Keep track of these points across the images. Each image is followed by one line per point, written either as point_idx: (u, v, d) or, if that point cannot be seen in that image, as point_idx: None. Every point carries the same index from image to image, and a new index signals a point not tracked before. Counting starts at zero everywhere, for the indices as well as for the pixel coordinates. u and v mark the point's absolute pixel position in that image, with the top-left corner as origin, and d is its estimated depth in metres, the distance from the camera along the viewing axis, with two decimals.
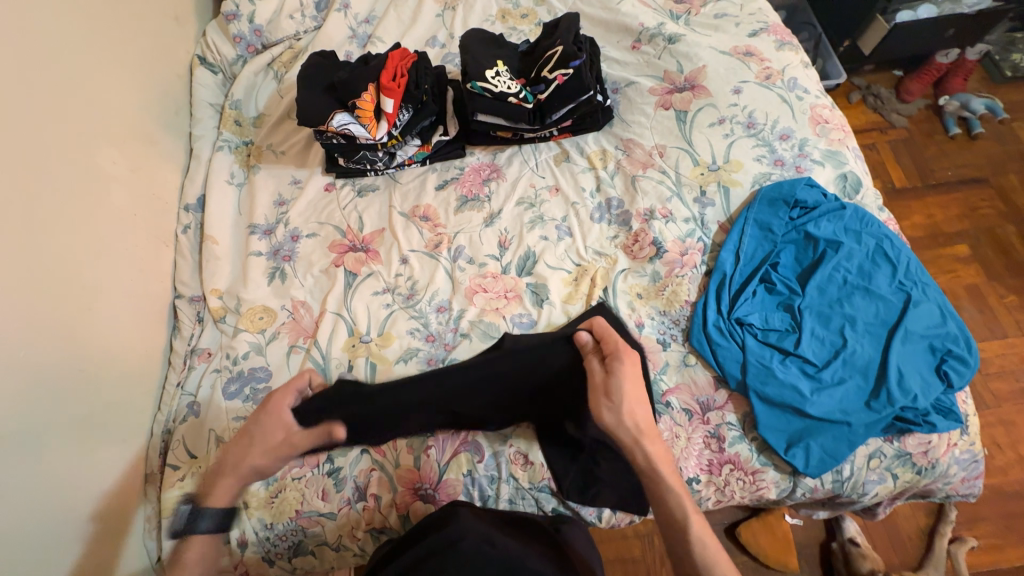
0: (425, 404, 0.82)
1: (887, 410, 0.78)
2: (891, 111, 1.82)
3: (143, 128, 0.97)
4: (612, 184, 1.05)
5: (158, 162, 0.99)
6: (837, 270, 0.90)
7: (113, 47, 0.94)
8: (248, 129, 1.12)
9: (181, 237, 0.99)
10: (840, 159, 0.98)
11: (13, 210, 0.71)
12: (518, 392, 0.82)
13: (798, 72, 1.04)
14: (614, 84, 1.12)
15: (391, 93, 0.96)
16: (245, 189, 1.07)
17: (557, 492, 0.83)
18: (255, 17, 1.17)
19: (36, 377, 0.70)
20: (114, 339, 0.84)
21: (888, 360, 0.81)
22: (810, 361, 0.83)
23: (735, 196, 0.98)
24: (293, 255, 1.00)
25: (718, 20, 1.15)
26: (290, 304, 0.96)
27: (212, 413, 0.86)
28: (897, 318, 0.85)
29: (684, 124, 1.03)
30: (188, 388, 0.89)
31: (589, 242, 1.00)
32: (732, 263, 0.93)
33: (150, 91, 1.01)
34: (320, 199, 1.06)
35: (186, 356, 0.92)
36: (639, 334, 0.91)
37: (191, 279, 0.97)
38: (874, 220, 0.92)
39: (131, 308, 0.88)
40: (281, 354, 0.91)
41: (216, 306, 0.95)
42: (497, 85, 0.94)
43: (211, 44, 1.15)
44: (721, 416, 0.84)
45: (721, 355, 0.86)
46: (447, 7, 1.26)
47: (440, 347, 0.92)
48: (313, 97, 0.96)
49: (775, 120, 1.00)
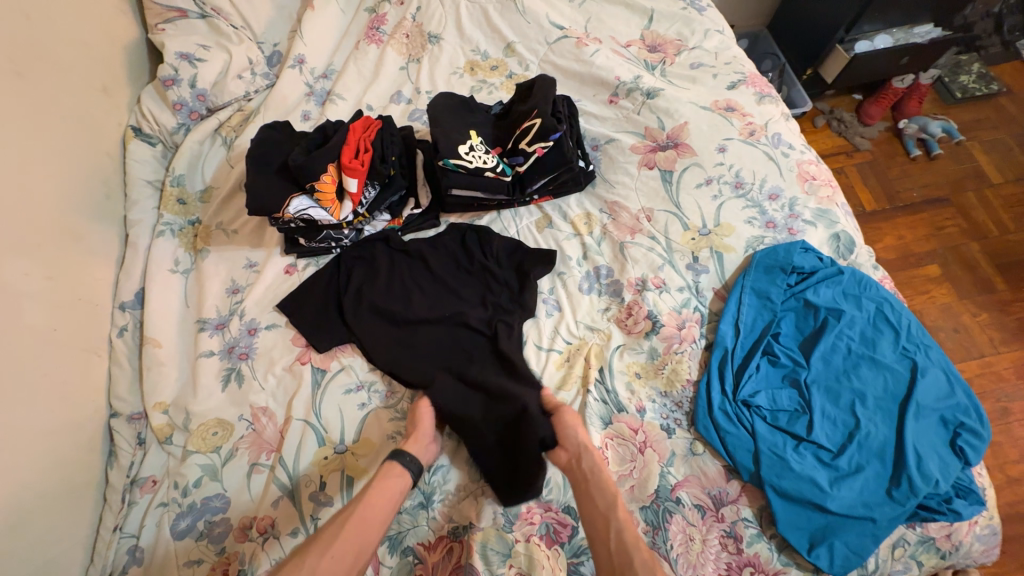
0: (382, 314, 0.91)
1: (911, 501, 0.73)
2: (854, 134, 1.85)
3: (65, 222, 0.84)
4: (599, 251, 0.98)
5: (84, 260, 0.86)
6: (841, 339, 0.85)
7: (22, 132, 0.81)
8: (194, 206, 1.01)
9: (116, 342, 0.87)
10: (831, 217, 0.95)
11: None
12: (467, 301, 0.94)
13: (780, 126, 1.02)
14: (593, 141, 1.07)
15: (354, 173, 0.86)
16: (192, 276, 0.95)
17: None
18: (198, 80, 1.04)
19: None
20: (27, 492, 0.69)
21: (905, 441, 0.76)
22: (825, 447, 0.78)
23: (729, 261, 0.93)
24: (251, 353, 0.89)
25: (694, 71, 1.12)
26: (249, 413, 0.84)
27: (161, 557, 0.73)
28: (906, 391, 0.81)
29: (670, 185, 0.98)
30: (129, 529, 0.76)
31: (579, 316, 0.93)
32: (732, 336, 0.87)
33: (74, 178, 0.88)
34: (279, 284, 0.95)
35: (125, 490, 0.78)
36: (641, 421, 0.84)
37: (130, 392, 0.85)
38: (872, 282, 0.89)
39: (52, 445, 0.74)
40: (240, 477, 0.79)
41: (161, 425, 0.83)
42: (472, 161, 0.88)
43: (148, 112, 1.03)
44: (736, 512, 0.78)
45: (730, 444, 0.80)
46: (412, 60, 1.19)
47: (410, 350, 0.89)
48: (266, 181, 0.85)
49: (763, 179, 0.97)
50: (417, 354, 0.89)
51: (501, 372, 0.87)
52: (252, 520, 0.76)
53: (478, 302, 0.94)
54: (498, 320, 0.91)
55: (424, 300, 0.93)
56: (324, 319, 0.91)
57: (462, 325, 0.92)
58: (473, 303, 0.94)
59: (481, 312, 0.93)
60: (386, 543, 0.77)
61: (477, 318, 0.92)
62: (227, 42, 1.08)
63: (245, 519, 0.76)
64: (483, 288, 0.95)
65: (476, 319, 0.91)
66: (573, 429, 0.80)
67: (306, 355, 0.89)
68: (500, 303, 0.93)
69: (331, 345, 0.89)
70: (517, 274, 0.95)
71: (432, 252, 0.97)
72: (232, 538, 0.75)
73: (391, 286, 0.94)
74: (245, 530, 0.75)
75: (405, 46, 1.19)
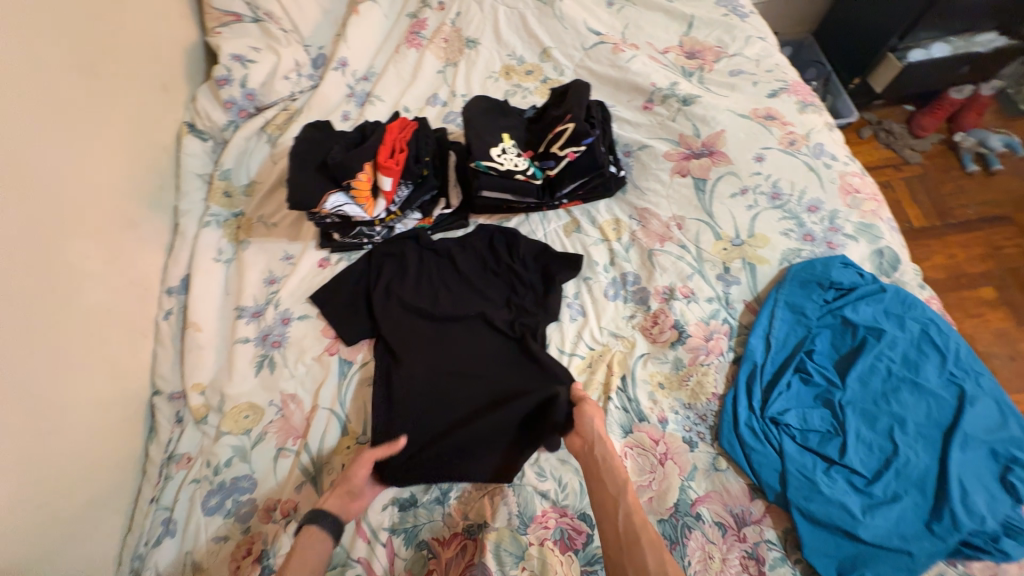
0: (409, 310, 0.94)
1: (953, 537, 0.68)
2: (904, 147, 1.76)
3: (124, 210, 0.91)
4: (627, 257, 0.97)
5: (138, 247, 0.92)
6: (881, 360, 0.81)
7: (92, 126, 0.87)
8: (238, 199, 1.07)
9: (162, 324, 0.92)
10: (875, 232, 0.91)
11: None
12: (493, 300, 0.95)
13: (823, 136, 0.98)
14: (625, 146, 1.06)
15: (389, 172, 0.89)
16: (234, 266, 1.00)
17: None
18: (248, 80, 1.10)
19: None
20: (77, 459, 0.74)
21: (948, 472, 0.72)
22: (858, 472, 0.74)
23: (763, 274, 0.90)
24: (283, 341, 0.92)
25: (733, 78, 1.09)
26: (279, 399, 0.87)
27: (192, 531, 0.77)
28: (951, 419, 0.76)
29: (703, 193, 0.97)
30: (164, 502, 0.80)
31: (604, 322, 0.93)
32: (762, 351, 0.85)
33: (134, 170, 0.95)
34: (313, 277, 0.98)
35: (162, 465, 0.83)
36: (662, 432, 0.83)
37: (172, 373, 0.90)
38: (917, 302, 0.85)
39: (100, 418, 0.79)
40: (267, 460, 0.82)
41: (197, 405, 0.87)
42: (504, 163, 0.89)
43: (201, 110, 1.09)
44: (759, 533, 0.75)
45: (756, 462, 0.77)
46: (449, 63, 1.22)
47: (434, 347, 0.91)
48: (306, 178, 0.89)
49: (802, 190, 0.93)
50: (441, 351, 0.91)
51: (528, 372, 0.88)
52: (277, 502, 0.79)
53: (503, 303, 0.95)
54: (522, 323, 0.92)
55: (451, 298, 0.95)
56: (354, 313, 0.94)
57: (486, 326, 0.93)
58: (498, 303, 0.95)
59: (505, 313, 0.94)
60: (401, 534, 0.78)
61: (500, 319, 0.93)
62: (276, 45, 1.14)
63: (271, 500, 0.79)
64: (508, 290, 0.96)
65: (500, 319, 0.93)
66: (591, 419, 0.80)
67: (335, 346, 0.92)
68: (524, 305, 0.94)
69: (359, 337, 0.92)
70: (541, 277, 0.96)
71: (461, 252, 0.99)
72: (257, 518, 0.78)
73: (420, 282, 0.96)
74: (271, 511, 0.78)
75: (443, 49, 1.22)
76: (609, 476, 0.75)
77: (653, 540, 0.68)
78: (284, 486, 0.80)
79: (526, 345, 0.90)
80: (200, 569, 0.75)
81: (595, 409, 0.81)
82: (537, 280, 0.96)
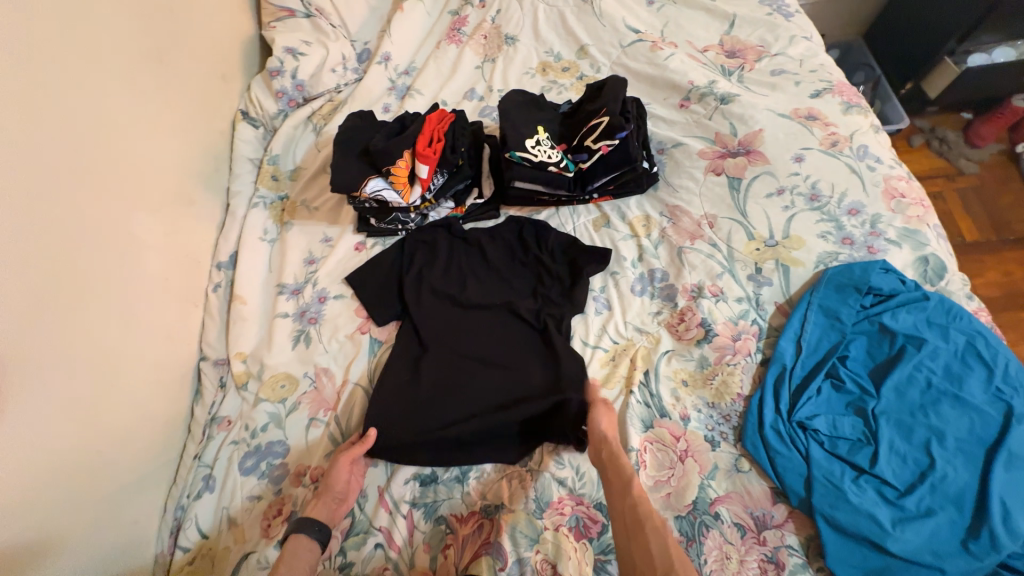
0: (439, 296, 0.97)
1: (991, 557, 0.65)
2: (959, 156, 1.67)
3: (182, 189, 0.98)
4: (655, 254, 0.97)
5: (193, 223, 0.99)
6: (920, 370, 0.78)
7: (158, 110, 0.95)
8: (284, 183, 1.13)
9: (210, 296, 0.99)
10: (920, 238, 0.87)
11: (31, 288, 0.67)
12: (520, 291, 0.97)
13: (868, 138, 0.95)
14: (659, 144, 1.06)
15: (426, 160, 0.92)
16: (277, 245, 1.06)
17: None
18: (298, 72, 1.16)
19: (39, 475, 0.65)
20: (131, 413, 0.80)
21: (990, 490, 0.68)
22: (890, 483, 0.72)
23: (796, 276, 0.88)
24: (319, 318, 0.97)
25: (775, 77, 1.07)
26: (313, 371, 0.92)
27: (230, 488, 0.82)
28: (996, 436, 0.72)
29: (738, 192, 0.95)
30: (205, 460, 0.85)
31: (629, 316, 0.93)
32: (792, 354, 0.83)
33: (192, 152, 1.02)
34: (349, 259, 1.03)
35: (206, 425, 0.89)
36: (684, 429, 0.82)
37: (217, 341, 0.96)
38: (964, 312, 0.81)
39: (153, 377, 0.85)
40: (300, 428, 0.87)
41: (239, 372, 0.93)
42: (537, 155, 0.91)
43: (254, 99, 1.16)
44: (780, 538, 0.73)
45: (780, 465, 0.75)
46: (487, 59, 1.24)
47: (460, 332, 0.94)
48: (348, 163, 0.94)
49: (843, 192, 0.91)
50: (467, 336, 0.93)
51: (552, 362, 0.89)
52: (307, 469, 0.83)
53: (529, 294, 0.97)
54: (548, 313, 0.93)
55: (478, 286, 0.98)
56: (387, 295, 0.97)
57: (511, 315, 0.95)
58: (524, 294, 0.97)
59: (531, 303, 0.95)
60: (421, 509, 0.81)
61: (526, 308, 0.94)
62: (325, 39, 1.20)
63: (302, 466, 0.84)
64: (534, 282, 0.98)
65: (526, 309, 0.94)
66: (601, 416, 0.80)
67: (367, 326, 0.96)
68: (550, 296, 0.95)
69: (389, 318, 0.96)
70: (569, 270, 0.97)
71: (491, 242, 1.01)
72: (288, 482, 0.83)
73: (450, 270, 0.99)
74: (301, 477, 0.83)
75: (483, 46, 1.25)
76: (614, 472, 0.75)
77: (657, 526, 0.68)
78: (314, 454, 0.85)
79: (551, 336, 0.91)
80: (236, 523, 0.80)
81: (607, 410, 0.81)
82: (564, 274, 0.97)
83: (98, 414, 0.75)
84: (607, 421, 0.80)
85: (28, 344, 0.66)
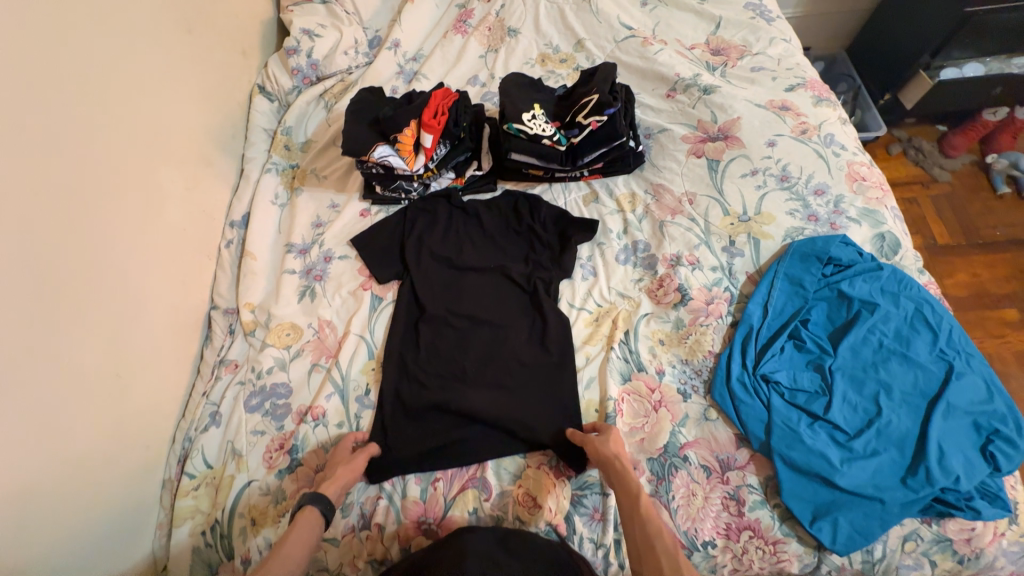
0: (438, 261, 1.04)
1: (925, 490, 0.73)
2: (933, 165, 1.78)
3: (201, 149, 1.05)
4: (639, 227, 1.05)
5: (211, 182, 1.07)
6: (873, 333, 0.86)
7: (184, 75, 1.02)
8: (296, 153, 1.20)
9: (223, 251, 1.06)
10: (877, 218, 0.96)
11: (67, 217, 0.74)
12: (513, 258, 1.05)
13: (834, 128, 1.05)
14: (647, 129, 1.15)
15: (431, 130, 1.00)
16: (287, 209, 1.13)
17: (596, 514, 0.81)
18: (313, 52, 1.24)
19: (65, 388, 0.72)
20: (148, 345, 0.87)
21: (928, 434, 0.76)
22: (840, 428, 0.79)
23: (766, 248, 0.96)
24: (324, 276, 1.04)
25: (754, 73, 1.17)
26: (316, 323, 0.98)
27: (234, 423, 0.89)
28: (937, 390, 0.80)
29: (716, 173, 1.04)
30: (212, 397, 0.92)
31: (612, 283, 1.00)
32: (759, 316, 0.91)
33: (212, 117, 1.10)
34: (354, 224, 1.10)
35: (215, 365, 0.96)
36: (658, 382, 0.89)
37: (228, 292, 1.03)
38: (913, 283, 0.89)
39: (168, 316, 0.92)
40: (303, 372, 0.93)
41: (248, 320, 0.99)
42: (533, 128, 1.00)
43: (271, 75, 1.24)
44: (742, 477, 0.80)
45: (744, 412, 0.83)
46: (490, 50, 1.33)
47: (455, 292, 1.01)
48: (359, 131, 1.02)
49: (810, 175, 1.00)
50: (462, 296, 1.00)
51: (540, 319, 0.97)
52: (307, 408, 0.89)
53: (521, 261, 1.04)
54: (538, 279, 1.00)
55: (473, 254, 1.04)
56: (387, 254, 1.04)
57: (504, 278, 1.02)
58: (517, 261, 1.04)
59: (523, 268, 1.03)
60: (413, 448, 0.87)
61: (518, 272, 1.02)
62: (340, 24, 1.28)
63: (302, 406, 0.90)
64: (525, 251, 1.05)
65: (518, 273, 1.02)
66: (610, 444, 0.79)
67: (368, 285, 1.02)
68: (540, 263, 1.02)
69: (386, 275, 1.02)
70: (558, 241, 1.04)
71: (488, 214, 1.09)
72: (290, 420, 0.89)
73: (448, 237, 1.06)
74: (301, 415, 0.89)
75: (486, 37, 1.34)
76: (625, 497, 0.74)
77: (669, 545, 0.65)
78: (314, 395, 0.91)
79: (540, 297, 0.98)
80: (237, 453, 0.86)
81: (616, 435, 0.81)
82: (556, 244, 1.04)
83: (120, 341, 0.81)
84: (616, 441, 0.80)
85: (60, 267, 0.73)
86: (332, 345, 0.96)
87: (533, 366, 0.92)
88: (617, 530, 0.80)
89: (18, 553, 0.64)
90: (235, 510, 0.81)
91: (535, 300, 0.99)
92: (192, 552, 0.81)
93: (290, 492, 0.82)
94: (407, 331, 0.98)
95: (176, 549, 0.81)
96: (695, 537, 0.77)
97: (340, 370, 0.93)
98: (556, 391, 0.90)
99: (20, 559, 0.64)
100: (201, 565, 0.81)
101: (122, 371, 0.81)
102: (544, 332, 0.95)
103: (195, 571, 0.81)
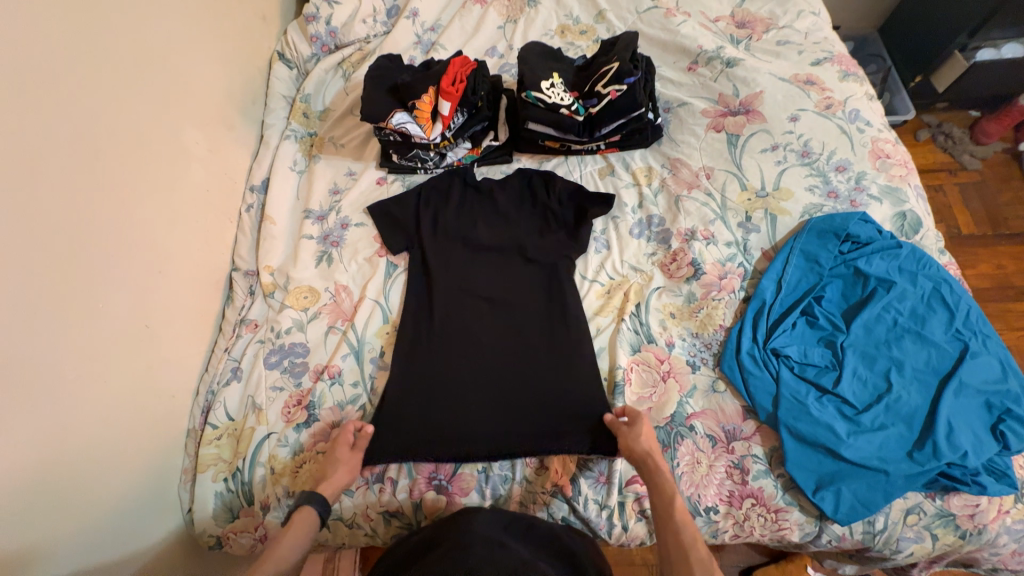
0: (453, 231, 1.04)
1: (931, 464, 0.73)
2: (963, 152, 1.71)
3: (223, 114, 1.07)
4: (655, 202, 1.04)
5: (232, 147, 1.09)
6: (888, 311, 0.85)
7: (208, 38, 1.04)
8: (313, 121, 1.21)
9: (244, 215, 1.09)
10: (899, 196, 0.95)
11: (99, 171, 0.77)
12: (528, 231, 1.04)
13: (860, 104, 1.02)
14: (666, 103, 1.13)
15: (448, 97, 1.01)
16: (305, 176, 1.15)
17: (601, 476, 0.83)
18: (332, 19, 1.25)
19: (97, 333, 0.75)
20: (174, 300, 0.90)
21: (937, 411, 0.76)
22: (849, 403, 0.80)
23: (783, 224, 0.95)
24: (341, 242, 1.06)
25: (780, 47, 1.14)
26: (333, 287, 1.01)
27: (254, 379, 0.92)
28: (950, 368, 0.80)
29: (735, 148, 1.03)
30: (234, 354, 0.95)
31: (625, 256, 1.01)
32: (773, 292, 0.90)
33: (233, 83, 1.11)
34: (370, 192, 1.11)
35: (235, 324, 0.99)
36: (668, 354, 0.90)
37: (248, 255, 1.06)
38: (933, 262, 0.88)
39: (192, 273, 0.95)
40: (320, 333, 0.96)
41: (268, 282, 1.02)
42: (551, 96, 1.00)
43: (291, 42, 1.25)
44: (747, 447, 0.81)
45: (752, 385, 0.83)
46: (509, 20, 1.31)
47: (469, 262, 1.02)
48: (378, 97, 1.03)
49: (832, 151, 0.98)
50: (475, 266, 1.01)
51: (553, 290, 0.98)
52: (324, 367, 0.92)
53: (535, 232, 1.04)
54: (552, 252, 1.01)
55: (488, 225, 1.05)
56: (400, 223, 1.05)
57: (519, 249, 1.02)
58: (532, 233, 1.03)
59: (537, 240, 1.03)
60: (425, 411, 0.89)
61: (533, 243, 1.02)
62: None
63: (319, 365, 0.93)
64: (540, 224, 1.04)
65: (532, 244, 1.02)
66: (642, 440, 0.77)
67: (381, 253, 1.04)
68: (554, 237, 1.02)
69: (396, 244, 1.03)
70: (572, 214, 1.03)
71: (503, 187, 1.08)
72: (307, 377, 0.92)
73: (463, 208, 1.07)
74: (317, 373, 0.92)
75: (505, 7, 1.32)
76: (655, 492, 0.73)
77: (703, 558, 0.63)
78: (330, 355, 0.93)
79: (552, 269, 0.99)
80: (257, 407, 0.90)
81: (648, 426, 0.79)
82: (570, 217, 1.03)
83: (149, 294, 0.85)
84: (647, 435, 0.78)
85: (92, 218, 0.75)
86: (348, 309, 0.99)
87: (542, 334, 0.94)
88: (621, 492, 0.82)
89: (58, 483, 0.68)
90: (257, 459, 0.85)
91: (548, 271, 1.00)
92: (216, 496, 0.85)
93: (306, 445, 0.86)
94: (420, 297, 1.00)
95: (200, 493, 0.85)
96: (698, 502, 0.79)
97: (356, 331, 0.96)
98: (564, 359, 0.91)
99: (60, 489, 0.68)
100: (223, 509, 0.85)
101: (151, 324, 0.85)
102: (555, 301, 0.97)
103: (218, 515, 0.85)
